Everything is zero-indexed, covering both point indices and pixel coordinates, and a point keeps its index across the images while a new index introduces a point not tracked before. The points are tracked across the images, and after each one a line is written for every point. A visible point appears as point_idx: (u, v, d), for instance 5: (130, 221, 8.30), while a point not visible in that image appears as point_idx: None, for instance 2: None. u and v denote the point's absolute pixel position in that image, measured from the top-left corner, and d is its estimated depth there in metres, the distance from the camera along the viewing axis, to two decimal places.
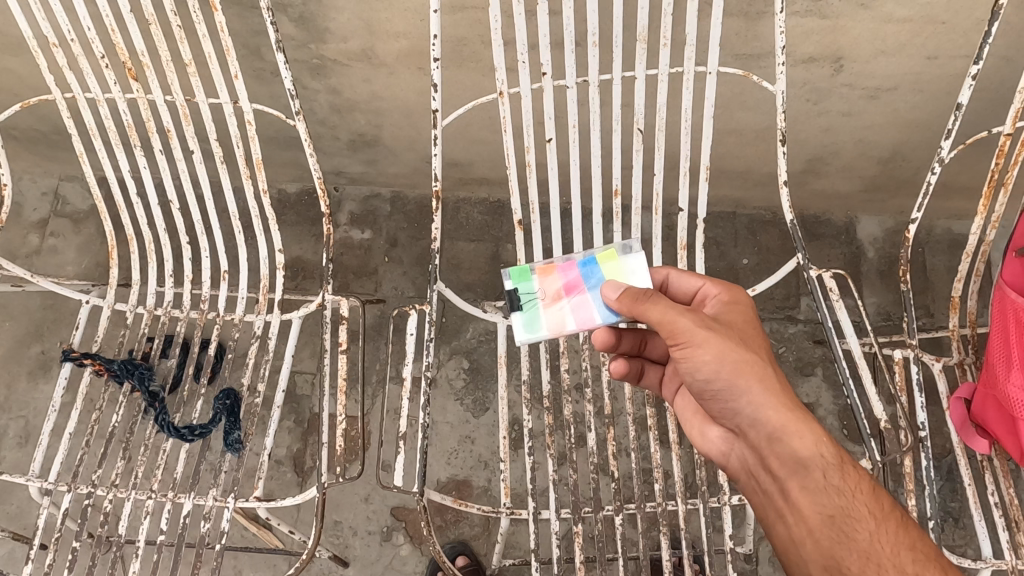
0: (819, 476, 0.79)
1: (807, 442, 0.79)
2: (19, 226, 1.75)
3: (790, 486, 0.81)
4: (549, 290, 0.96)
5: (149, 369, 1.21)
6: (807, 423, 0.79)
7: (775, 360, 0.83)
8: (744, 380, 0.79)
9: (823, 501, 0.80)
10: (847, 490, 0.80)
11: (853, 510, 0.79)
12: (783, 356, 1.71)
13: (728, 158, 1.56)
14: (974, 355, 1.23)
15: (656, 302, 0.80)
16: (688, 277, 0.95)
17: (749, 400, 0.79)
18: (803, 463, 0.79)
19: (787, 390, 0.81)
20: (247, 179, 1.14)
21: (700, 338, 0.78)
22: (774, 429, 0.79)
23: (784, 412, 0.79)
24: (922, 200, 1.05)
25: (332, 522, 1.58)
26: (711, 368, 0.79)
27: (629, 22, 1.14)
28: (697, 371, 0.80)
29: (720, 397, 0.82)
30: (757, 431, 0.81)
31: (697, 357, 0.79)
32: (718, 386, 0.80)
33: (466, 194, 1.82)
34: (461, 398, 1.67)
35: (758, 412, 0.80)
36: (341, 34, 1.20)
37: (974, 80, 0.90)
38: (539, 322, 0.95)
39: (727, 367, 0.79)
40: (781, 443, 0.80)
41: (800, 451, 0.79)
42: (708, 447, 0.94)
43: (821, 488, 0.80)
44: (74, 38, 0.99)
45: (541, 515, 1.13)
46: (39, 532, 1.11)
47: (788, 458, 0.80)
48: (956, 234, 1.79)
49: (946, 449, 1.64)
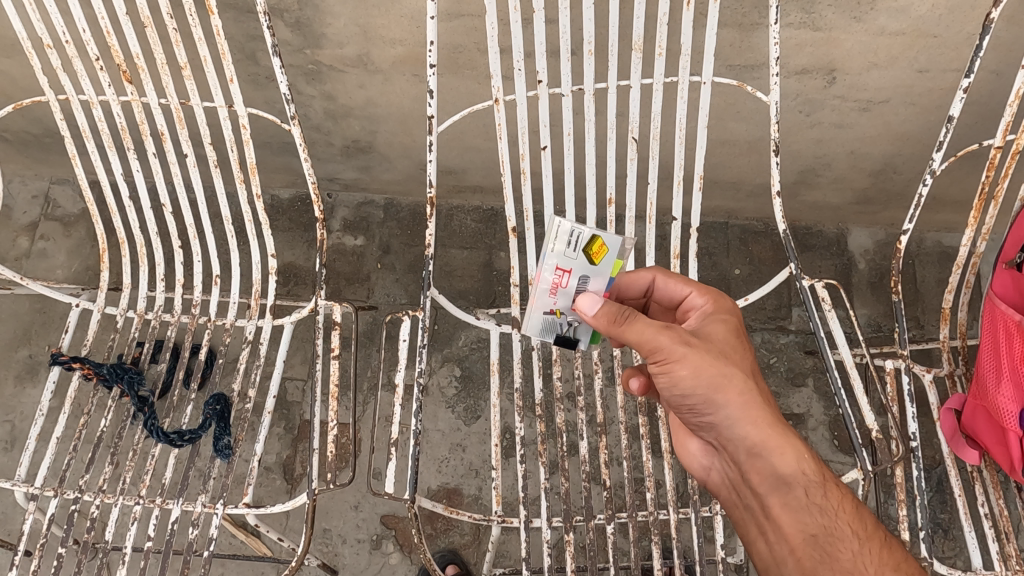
0: (801, 493, 0.80)
1: (788, 459, 0.79)
2: (8, 229, 1.74)
3: (770, 503, 0.82)
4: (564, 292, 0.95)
5: (138, 373, 1.19)
6: (787, 441, 0.80)
7: (757, 375, 0.83)
8: (724, 397, 0.78)
9: (805, 519, 0.80)
10: (829, 507, 0.80)
11: (836, 528, 0.79)
12: (774, 366, 1.71)
13: (721, 168, 1.57)
14: (964, 366, 1.23)
15: (634, 325, 0.77)
16: (636, 275, 0.96)
17: (728, 416, 0.80)
18: (784, 480, 0.80)
19: (769, 406, 0.81)
20: (240, 183, 1.12)
21: (680, 355, 0.77)
22: (754, 446, 0.80)
23: (764, 430, 0.79)
24: (913, 212, 1.05)
25: (320, 530, 1.56)
26: (689, 384, 0.78)
27: (624, 31, 1.15)
28: (676, 386, 0.79)
29: (699, 410, 0.82)
30: (736, 447, 0.82)
31: (676, 373, 0.78)
32: (696, 401, 0.80)
33: (459, 202, 1.82)
34: (452, 405, 1.66)
35: (736, 427, 0.80)
36: (337, 40, 1.20)
37: (964, 93, 0.92)
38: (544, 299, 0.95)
39: (705, 383, 0.78)
40: (761, 460, 0.80)
41: (781, 469, 0.80)
42: (688, 459, 0.94)
43: (802, 505, 0.80)
44: (68, 40, 0.99)
45: (532, 523, 1.12)
46: (24, 538, 1.10)
47: (769, 475, 0.81)
48: (946, 246, 1.80)
49: (936, 460, 1.65)
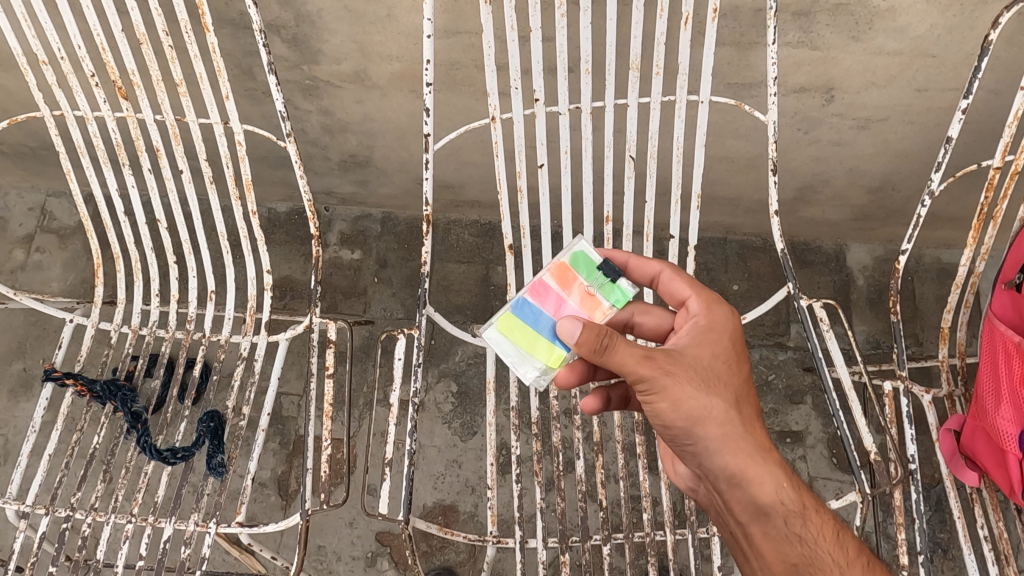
0: (780, 523, 0.80)
1: (767, 489, 0.79)
2: (4, 241, 1.73)
3: (751, 532, 0.82)
4: (511, 337, 0.89)
5: (131, 390, 1.18)
6: (766, 470, 0.79)
7: (741, 402, 0.81)
8: (702, 428, 0.78)
9: (786, 548, 0.80)
10: (809, 536, 0.79)
11: (816, 556, 0.79)
12: (773, 383, 1.71)
13: (719, 184, 1.57)
14: (963, 387, 1.22)
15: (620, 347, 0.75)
16: (646, 262, 0.93)
17: (707, 446, 0.79)
18: (764, 510, 0.79)
19: (748, 434, 0.80)
20: (236, 199, 1.12)
21: (659, 385, 0.76)
22: (733, 476, 0.79)
23: (742, 460, 0.79)
24: (913, 231, 1.05)
25: (315, 547, 1.55)
26: (670, 416, 0.78)
27: (621, 49, 1.14)
28: (657, 418, 0.79)
29: (679, 441, 0.81)
30: (716, 476, 0.81)
31: (657, 405, 0.77)
32: (676, 432, 0.79)
33: (456, 216, 1.82)
34: (448, 421, 1.66)
35: (715, 457, 0.80)
36: (334, 56, 1.20)
37: (963, 114, 0.91)
38: (497, 317, 0.90)
39: (685, 414, 0.77)
40: (740, 490, 0.80)
41: (760, 499, 0.79)
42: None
43: (782, 535, 0.80)
44: (64, 56, 0.98)
45: (528, 544, 1.11)
46: (15, 557, 1.08)
47: (748, 504, 0.80)
48: (945, 263, 1.79)
49: (935, 479, 1.64)
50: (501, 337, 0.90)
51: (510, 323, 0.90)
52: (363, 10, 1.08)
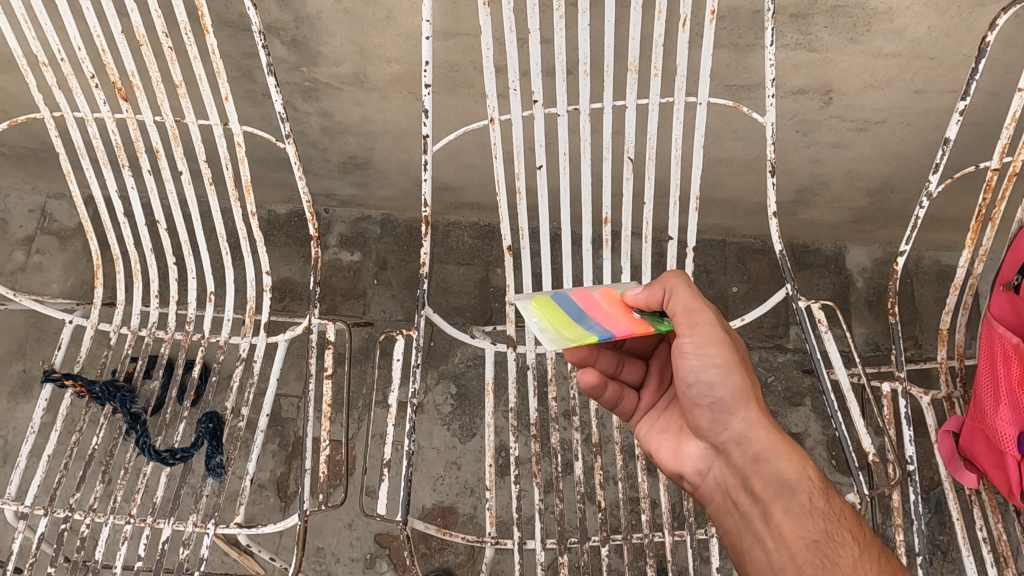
0: (804, 499, 0.85)
1: (794, 464, 0.85)
2: (4, 243, 1.74)
3: (772, 508, 0.85)
4: (541, 311, 0.89)
5: (130, 391, 1.18)
6: (793, 448, 0.86)
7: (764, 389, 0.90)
8: (744, 396, 0.84)
9: (806, 525, 0.83)
10: (831, 514, 0.84)
11: (837, 534, 0.82)
12: (773, 385, 1.71)
13: (718, 186, 1.57)
14: (962, 389, 1.22)
15: (684, 290, 0.82)
16: None
17: (745, 417, 0.85)
18: (789, 484, 0.85)
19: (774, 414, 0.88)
20: (235, 200, 1.12)
21: (716, 336, 0.81)
22: (763, 449, 0.85)
23: (774, 434, 0.85)
24: (910, 233, 1.05)
25: (314, 548, 1.55)
26: (718, 374, 0.83)
27: (619, 51, 1.15)
28: (704, 376, 0.83)
29: (715, 409, 0.86)
30: (744, 450, 0.86)
31: (709, 358, 0.82)
32: (718, 396, 0.84)
33: (455, 218, 1.82)
34: (447, 423, 1.66)
35: (749, 430, 0.85)
36: (333, 58, 1.20)
37: (961, 116, 0.91)
38: (539, 293, 0.91)
39: (733, 376, 0.83)
40: (767, 463, 0.85)
41: (786, 473, 0.85)
42: (682, 464, 0.94)
43: (804, 511, 0.84)
44: (64, 57, 0.98)
45: (526, 545, 1.11)
46: (14, 557, 1.08)
47: (774, 479, 0.85)
48: (944, 265, 1.79)
49: (934, 481, 1.64)
50: (531, 308, 0.89)
51: (547, 301, 0.90)
52: (363, 12, 1.09)
